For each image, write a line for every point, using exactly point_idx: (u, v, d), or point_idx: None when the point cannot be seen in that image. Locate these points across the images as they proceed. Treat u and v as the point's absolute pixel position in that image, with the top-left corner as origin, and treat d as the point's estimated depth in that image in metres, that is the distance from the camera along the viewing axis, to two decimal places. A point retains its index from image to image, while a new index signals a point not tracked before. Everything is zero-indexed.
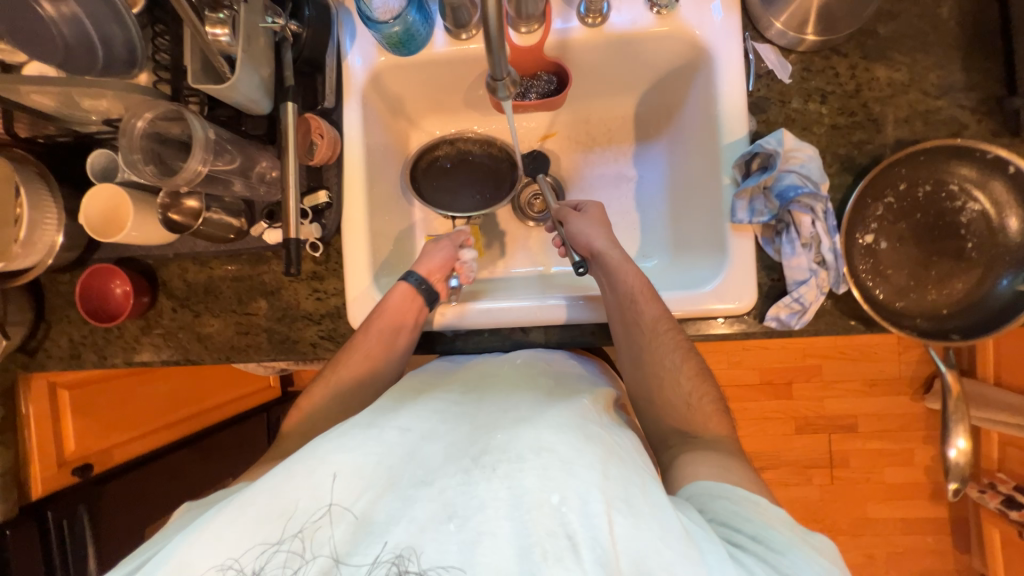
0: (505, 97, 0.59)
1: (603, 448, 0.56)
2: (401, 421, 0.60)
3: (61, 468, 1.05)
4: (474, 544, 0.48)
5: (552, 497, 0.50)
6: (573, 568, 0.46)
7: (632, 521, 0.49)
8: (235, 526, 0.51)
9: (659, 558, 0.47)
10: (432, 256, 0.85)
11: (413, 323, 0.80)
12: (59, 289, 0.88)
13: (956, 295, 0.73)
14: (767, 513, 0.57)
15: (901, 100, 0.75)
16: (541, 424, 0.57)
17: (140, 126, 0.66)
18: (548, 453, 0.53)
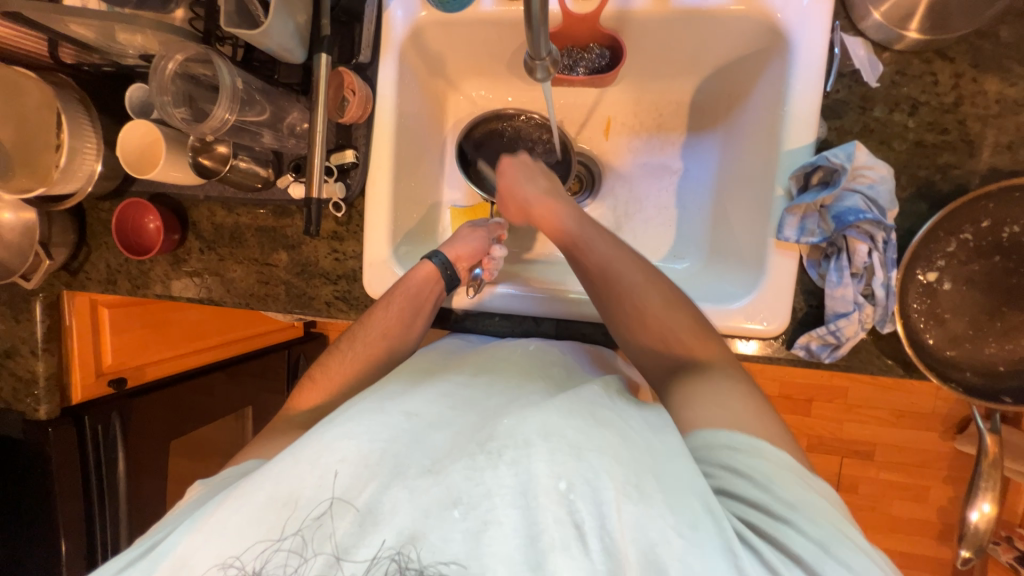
0: (545, 78, 0.53)
1: (614, 432, 0.53)
2: (407, 405, 0.60)
3: (97, 377, 1.14)
4: (482, 533, 0.47)
5: (560, 484, 0.48)
6: (582, 560, 0.45)
7: (641, 507, 0.47)
8: (245, 506, 0.52)
9: (668, 547, 0.45)
10: (464, 241, 0.82)
11: (432, 302, 0.78)
12: (99, 216, 0.92)
13: (1019, 352, 0.65)
14: (772, 459, 0.52)
15: (1008, 121, 0.64)
16: (551, 408, 0.55)
17: (170, 68, 0.65)
18: (558, 437, 0.51)
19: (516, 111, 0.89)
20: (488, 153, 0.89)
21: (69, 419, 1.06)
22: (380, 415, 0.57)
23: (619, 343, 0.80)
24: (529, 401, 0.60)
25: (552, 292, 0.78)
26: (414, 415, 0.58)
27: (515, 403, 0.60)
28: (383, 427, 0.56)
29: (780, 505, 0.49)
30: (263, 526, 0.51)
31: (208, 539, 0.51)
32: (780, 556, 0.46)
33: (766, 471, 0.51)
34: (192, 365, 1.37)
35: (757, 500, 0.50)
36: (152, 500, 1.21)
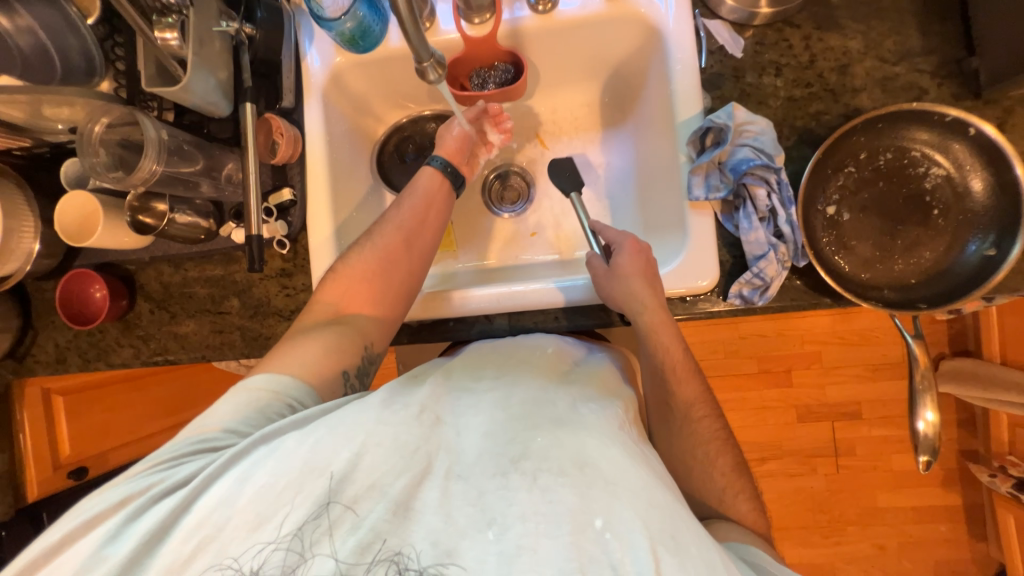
0: (437, 79, 0.61)
1: (647, 470, 0.52)
2: (444, 415, 0.55)
3: (56, 472, 1.08)
4: (511, 557, 0.45)
5: (596, 519, 0.46)
6: None
7: (679, 560, 0.45)
8: (247, 487, 0.49)
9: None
10: (446, 138, 0.87)
11: (443, 202, 0.84)
12: (44, 296, 0.91)
13: (924, 263, 0.71)
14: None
15: (858, 68, 0.74)
16: (587, 434, 0.53)
17: (96, 131, 0.68)
18: (592, 470, 0.49)
19: (410, 115, 0.97)
20: (406, 156, 0.97)
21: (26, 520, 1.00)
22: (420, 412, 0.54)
23: (570, 327, 0.83)
24: (558, 416, 0.55)
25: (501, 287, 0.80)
26: (450, 429, 0.54)
27: (551, 411, 0.56)
28: (408, 426, 0.52)
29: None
30: (250, 521, 0.48)
31: (231, 497, 0.49)
32: None
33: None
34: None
35: None
36: None
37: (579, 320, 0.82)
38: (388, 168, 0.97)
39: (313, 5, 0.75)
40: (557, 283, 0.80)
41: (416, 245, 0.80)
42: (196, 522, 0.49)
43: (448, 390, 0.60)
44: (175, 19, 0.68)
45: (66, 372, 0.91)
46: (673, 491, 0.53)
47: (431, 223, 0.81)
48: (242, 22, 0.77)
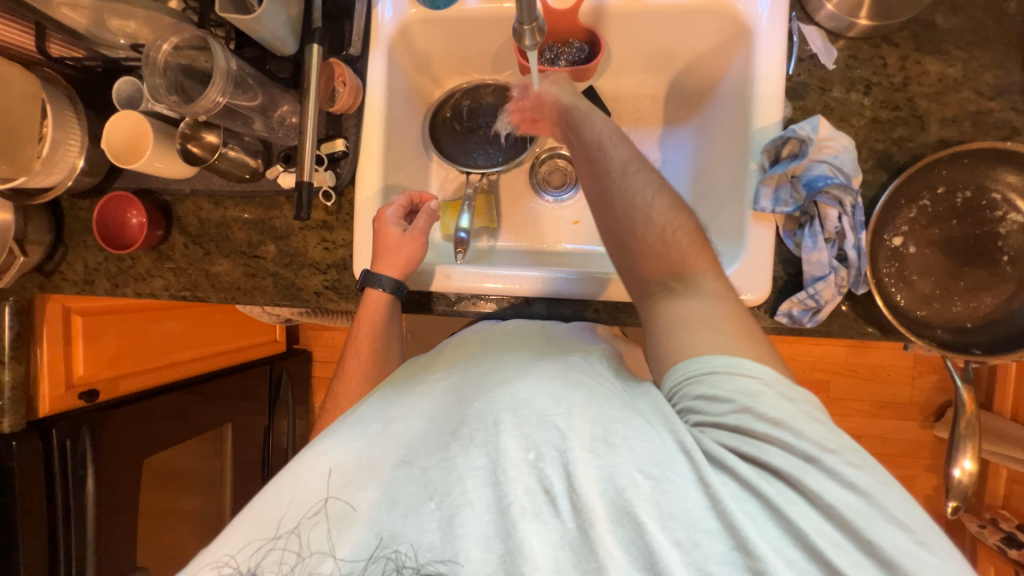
0: (531, 45, 0.60)
1: (586, 391, 0.53)
2: (384, 411, 0.57)
3: (69, 390, 1.09)
4: (455, 518, 0.48)
5: (529, 455, 0.49)
6: (552, 522, 0.47)
7: (608, 460, 0.47)
8: (236, 528, 0.52)
9: (637, 490, 0.46)
10: (400, 249, 0.77)
11: (390, 324, 0.80)
12: (79, 215, 0.90)
13: (984, 309, 0.69)
14: (757, 394, 0.48)
15: (951, 98, 0.71)
16: (522, 381, 0.54)
17: (163, 50, 0.66)
18: (525, 411, 0.50)
19: (470, 81, 0.94)
20: (460, 125, 0.94)
21: (35, 432, 1.00)
22: (357, 425, 0.56)
23: (608, 321, 0.81)
24: (498, 378, 0.56)
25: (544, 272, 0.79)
26: (392, 419, 0.56)
27: (495, 376, 0.57)
28: (349, 439, 0.54)
29: (765, 426, 0.46)
30: (239, 533, 0.52)
31: (216, 546, 0.52)
32: (764, 475, 0.45)
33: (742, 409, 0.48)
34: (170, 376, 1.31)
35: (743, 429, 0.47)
36: (118, 527, 1.13)
37: (623, 317, 0.80)
38: (440, 133, 0.94)
39: None
40: (600, 275, 0.78)
41: (377, 357, 0.80)
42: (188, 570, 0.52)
43: (390, 390, 0.63)
44: None
45: (92, 294, 0.90)
46: (607, 396, 0.53)
47: (388, 332, 0.80)
48: None
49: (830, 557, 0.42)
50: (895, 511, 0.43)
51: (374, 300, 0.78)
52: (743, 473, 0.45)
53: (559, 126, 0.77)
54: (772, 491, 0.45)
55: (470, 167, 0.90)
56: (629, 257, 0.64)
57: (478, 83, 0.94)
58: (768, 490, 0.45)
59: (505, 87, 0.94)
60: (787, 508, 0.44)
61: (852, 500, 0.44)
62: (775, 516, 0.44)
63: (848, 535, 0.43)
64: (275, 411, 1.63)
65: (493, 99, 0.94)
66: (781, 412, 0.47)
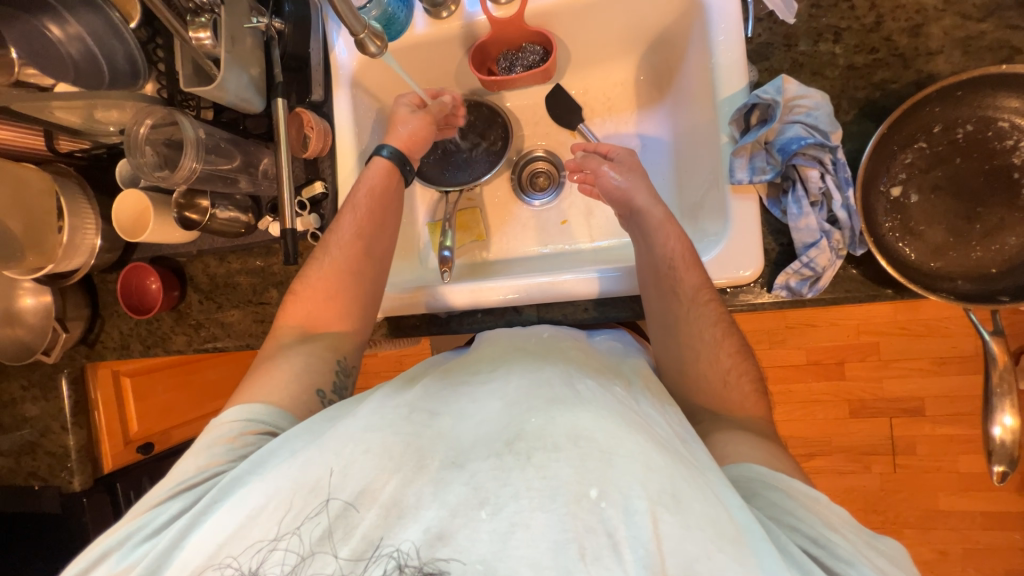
0: (380, 52, 0.66)
1: (647, 439, 0.48)
2: (433, 405, 0.54)
3: (127, 446, 1.17)
4: (508, 535, 0.43)
5: (591, 491, 0.44)
6: (614, 569, 0.41)
7: (680, 520, 0.43)
8: (271, 493, 0.49)
9: (708, 563, 0.41)
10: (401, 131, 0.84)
11: (393, 194, 0.82)
12: (108, 288, 0.99)
13: (1009, 251, 0.62)
14: (832, 517, 0.51)
15: (934, 28, 0.65)
16: (581, 407, 0.50)
17: (142, 133, 0.72)
18: (587, 442, 0.46)
19: None
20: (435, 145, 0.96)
21: (101, 487, 1.10)
22: (406, 410, 0.53)
23: (601, 319, 0.80)
24: (555, 394, 0.52)
25: (550, 277, 0.77)
26: (442, 415, 0.53)
27: (547, 392, 0.52)
28: (397, 425, 0.51)
29: (843, 553, 0.47)
30: (272, 509, 0.48)
31: (234, 516, 0.50)
32: None
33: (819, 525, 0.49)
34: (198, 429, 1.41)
35: (817, 538, 0.48)
36: None
37: (615, 312, 0.79)
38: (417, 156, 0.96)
39: None
40: (595, 272, 0.76)
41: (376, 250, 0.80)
42: (200, 542, 0.50)
43: (435, 381, 0.60)
44: (208, 18, 0.69)
45: (129, 357, 0.98)
46: (674, 448, 0.49)
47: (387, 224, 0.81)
48: (271, 16, 0.77)
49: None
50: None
51: (378, 167, 0.82)
52: None
53: (626, 219, 0.77)
54: None
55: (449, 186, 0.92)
56: (670, 324, 0.69)
57: None
58: None
59: (474, 101, 0.95)
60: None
61: None
62: None
63: None
64: None
65: (464, 114, 0.95)
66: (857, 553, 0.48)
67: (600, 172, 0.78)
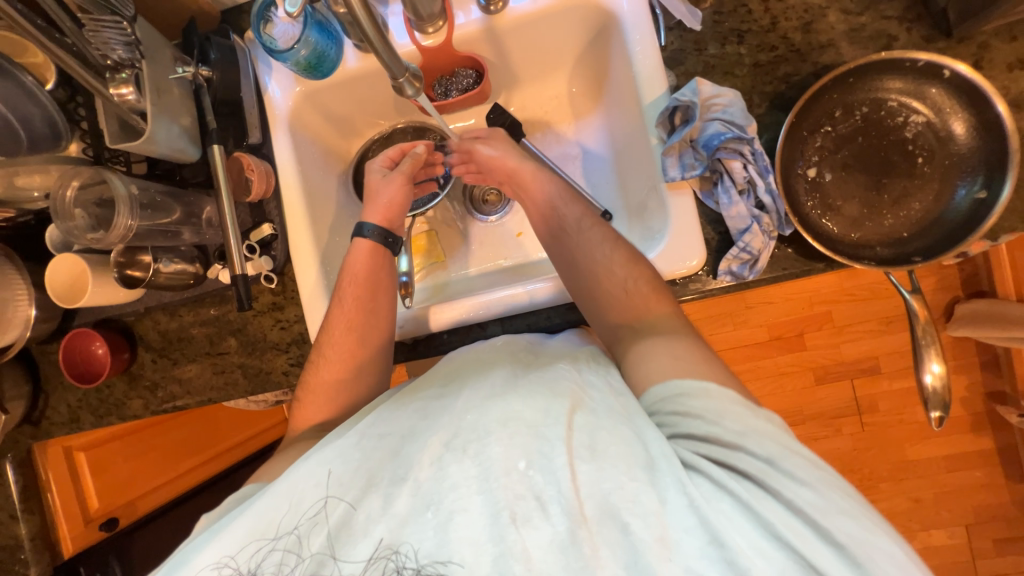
0: (414, 93, 0.65)
1: (569, 402, 0.51)
2: (382, 424, 0.54)
3: (88, 526, 1.10)
4: (449, 524, 0.46)
5: (519, 463, 0.47)
6: (544, 525, 0.45)
7: (596, 466, 0.47)
8: (230, 539, 0.50)
9: (622, 493, 0.46)
10: (378, 198, 0.83)
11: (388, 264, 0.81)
12: (50, 360, 0.93)
13: (915, 215, 0.69)
14: (721, 399, 0.52)
15: (823, 24, 0.72)
16: (512, 394, 0.52)
17: (68, 195, 0.70)
18: (515, 421, 0.49)
19: (382, 131, 0.96)
20: None
21: None
22: (354, 436, 0.54)
23: (563, 324, 0.82)
24: (492, 389, 0.54)
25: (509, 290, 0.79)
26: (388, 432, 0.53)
27: (485, 389, 0.54)
28: (348, 449, 0.53)
29: (732, 437, 0.49)
30: (240, 546, 0.50)
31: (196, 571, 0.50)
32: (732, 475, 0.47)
33: (712, 410, 0.51)
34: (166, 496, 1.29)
35: (708, 433, 0.50)
36: None
37: (576, 315, 0.81)
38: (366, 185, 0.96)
39: (265, 38, 0.76)
40: (557, 279, 0.78)
41: (370, 341, 0.76)
42: None
43: (388, 402, 0.60)
44: (128, 73, 0.67)
45: (80, 430, 0.93)
46: (602, 407, 0.52)
47: (379, 304, 0.77)
48: (197, 65, 0.77)
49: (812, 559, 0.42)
50: (876, 542, 0.44)
51: (362, 248, 0.80)
52: (714, 475, 0.47)
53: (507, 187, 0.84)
54: (742, 490, 0.46)
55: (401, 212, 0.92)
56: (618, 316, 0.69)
57: (391, 131, 0.96)
58: (738, 488, 0.46)
59: (417, 126, 0.96)
60: (755, 504, 0.45)
61: (812, 498, 0.45)
62: (750, 514, 0.45)
63: (812, 528, 0.44)
64: None
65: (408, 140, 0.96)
66: (747, 427, 0.50)
67: (474, 149, 0.84)
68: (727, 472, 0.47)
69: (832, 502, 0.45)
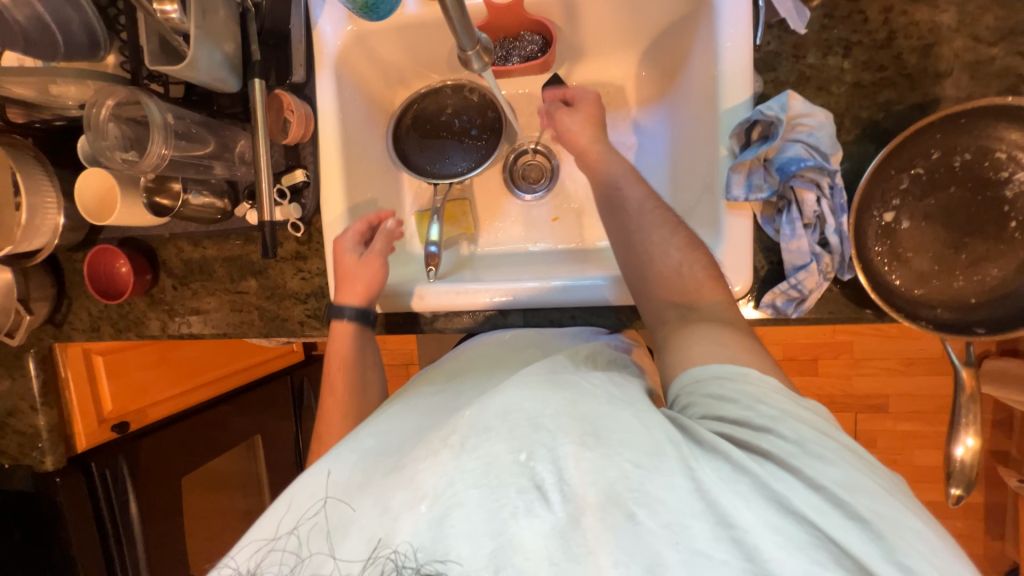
0: (480, 68, 0.61)
1: (570, 393, 0.50)
2: (379, 426, 0.58)
3: (101, 426, 1.15)
4: (445, 518, 0.43)
5: (519, 455, 0.45)
6: (545, 517, 0.42)
7: (600, 454, 0.43)
8: (241, 544, 0.50)
9: (626, 481, 0.42)
10: (359, 279, 0.79)
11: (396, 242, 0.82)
12: (74, 268, 0.94)
13: (989, 282, 0.63)
14: (760, 385, 0.49)
15: (945, 49, 0.63)
16: (510, 387, 0.51)
17: (102, 114, 0.67)
18: (515, 414, 0.47)
19: (429, 85, 0.90)
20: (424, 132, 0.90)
21: (76, 467, 1.08)
22: (353, 440, 0.56)
23: (586, 325, 0.79)
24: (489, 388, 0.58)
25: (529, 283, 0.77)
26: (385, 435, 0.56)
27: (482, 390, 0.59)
28: (348, 453, 0.54)
29: (764, 420, 0.46)
30: (247, 546, 0.50)
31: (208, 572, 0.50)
32: (753, 457, 0.43)
33: (754, 395, 0.48)
34: (176, 408, 1.32)
35: (739, 417, 0.47)
36: (167, 539, 1.23)
37: (600, 319, 0.78)
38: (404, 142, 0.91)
39: None
40: (586, 280, 0.75)
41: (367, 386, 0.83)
42: None
43: (393, 406, 0.64)
44: None
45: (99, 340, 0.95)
46: (603, 395, 0.50)
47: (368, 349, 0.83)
48: None
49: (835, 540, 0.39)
50: (898, 517, 0.41)
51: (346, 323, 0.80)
52: (732, 454, 0.43)
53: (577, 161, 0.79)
54: (762, 471, 0.42)
55: (438, 177, 0.87)
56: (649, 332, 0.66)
57: (438, 87, 0.89)
58: (759, 469, 0.42)
59: (466, 86, 0.89)
60: (774, 485, 0.41)
61: (837, 477, 0.42)
62: (768, 494, 0.41)
63: (836, 505, 0.41)
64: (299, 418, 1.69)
65: (455, 100, 0.90)
66: (782, 411, 0.46)
67: (556, 117, 0.80)
68: (749, 454, 0.44)
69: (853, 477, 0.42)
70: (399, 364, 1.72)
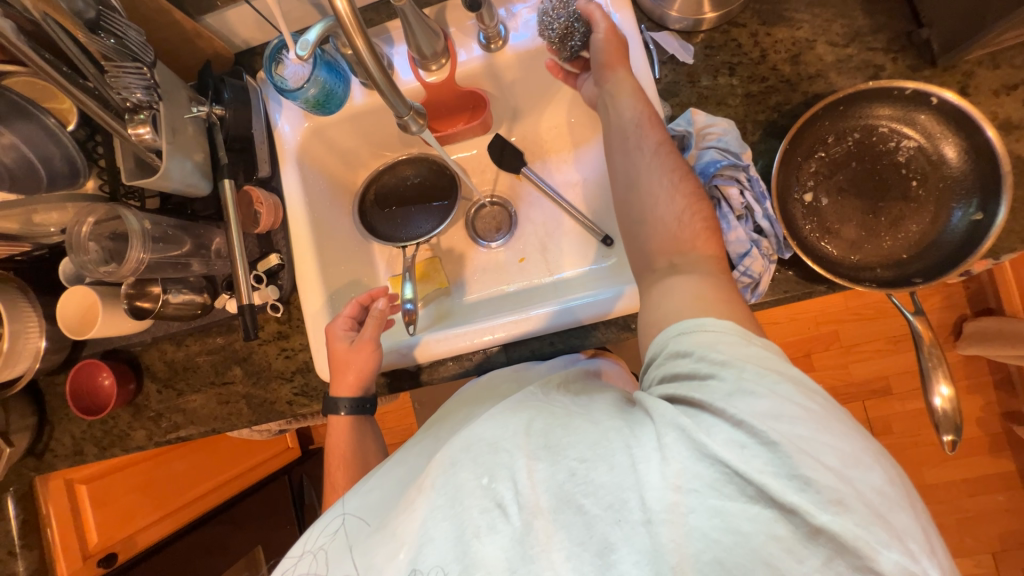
0: (418, 130, 0.68)
1: (532, 411, 0.50)
2: (371, 484, 0.59)
3: (85, 562, 1.06)
4: (419, 556, 0.44)
5: (481, 479, 0.45)
6: (506, 532, 0.42)
7: (552, 462, 0.44)
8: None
9: (575, 479, 0.43)
10: (349, 365, 0.78)
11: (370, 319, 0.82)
12: (56, 391, 0.93)
13: (912, 237, 0.69)
14: (711, 336, 0.49)
15: (811, 56, 0.75)
16: (482, 421, 0.50)
17: (83, 231, 0.72)
18: (476, 444, 0.47)
19: (387, 162, 0.99)
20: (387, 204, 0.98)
21: None
22: (355, 493, 0.58)
23: (566, 350, 0.82)
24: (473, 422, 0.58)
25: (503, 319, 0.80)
26: (377, 489, 0.57)
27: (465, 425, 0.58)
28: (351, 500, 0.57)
29: (711, 366, 0.46)
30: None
31: None
32: (688, 410, 0.44)
33: (704, 343, 0.48)
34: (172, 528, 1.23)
35: (696, 372, 0.47)
36: None
37: (579, 341, 0.81)
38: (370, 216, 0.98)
39: (276, 79, 0.79)
40: (555, 306, 0.79)
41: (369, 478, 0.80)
42: None
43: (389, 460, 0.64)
44: (147, 115, 0.70)
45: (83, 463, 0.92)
46: (561, 411, 0.51)
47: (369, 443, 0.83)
48: (210, 104, 0.80)
49: (782, 498, 0.38)
50: (819, 443, 0.40)
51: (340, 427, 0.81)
52: (665, 412, 0.44)
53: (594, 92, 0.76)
54: (692, 423, 0.42)
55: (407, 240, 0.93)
56: None
57: (394, 163, 0.99)
58: (691, 425, 0.42)
59: (420, 158, 0.99)
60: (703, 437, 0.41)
61: (765, 409, 0.41)
62: (697, 447, 0.41)
63: (763, 445, 0.40)
64: (302, 519, 1.59)
65: (412, 172, 0.99)
66: (731, 355, 0.47)
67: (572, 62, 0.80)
68: (688, 406, 0.44)
69: (805, 419, 0.41)
70: (399, 440, 1.66)
